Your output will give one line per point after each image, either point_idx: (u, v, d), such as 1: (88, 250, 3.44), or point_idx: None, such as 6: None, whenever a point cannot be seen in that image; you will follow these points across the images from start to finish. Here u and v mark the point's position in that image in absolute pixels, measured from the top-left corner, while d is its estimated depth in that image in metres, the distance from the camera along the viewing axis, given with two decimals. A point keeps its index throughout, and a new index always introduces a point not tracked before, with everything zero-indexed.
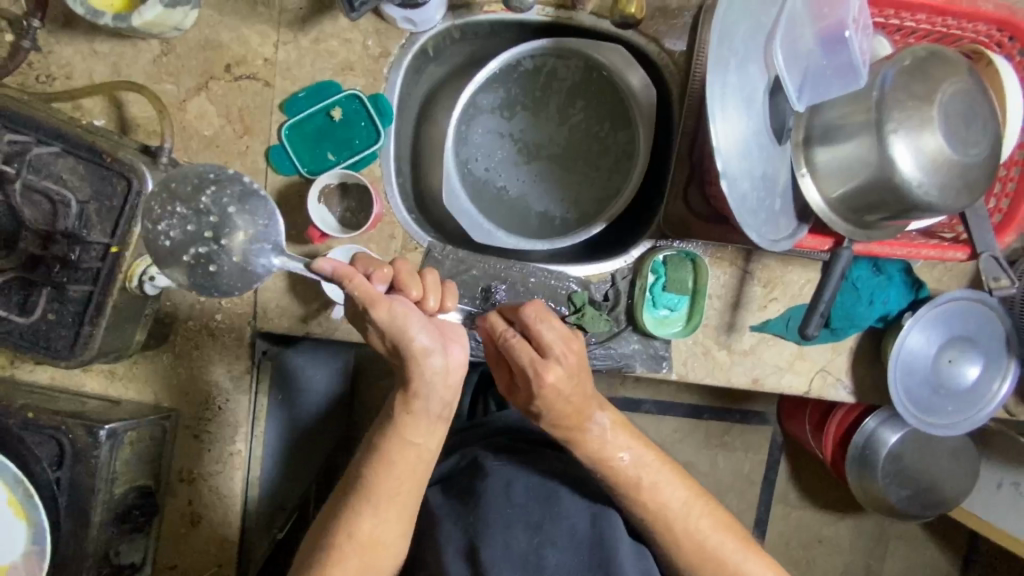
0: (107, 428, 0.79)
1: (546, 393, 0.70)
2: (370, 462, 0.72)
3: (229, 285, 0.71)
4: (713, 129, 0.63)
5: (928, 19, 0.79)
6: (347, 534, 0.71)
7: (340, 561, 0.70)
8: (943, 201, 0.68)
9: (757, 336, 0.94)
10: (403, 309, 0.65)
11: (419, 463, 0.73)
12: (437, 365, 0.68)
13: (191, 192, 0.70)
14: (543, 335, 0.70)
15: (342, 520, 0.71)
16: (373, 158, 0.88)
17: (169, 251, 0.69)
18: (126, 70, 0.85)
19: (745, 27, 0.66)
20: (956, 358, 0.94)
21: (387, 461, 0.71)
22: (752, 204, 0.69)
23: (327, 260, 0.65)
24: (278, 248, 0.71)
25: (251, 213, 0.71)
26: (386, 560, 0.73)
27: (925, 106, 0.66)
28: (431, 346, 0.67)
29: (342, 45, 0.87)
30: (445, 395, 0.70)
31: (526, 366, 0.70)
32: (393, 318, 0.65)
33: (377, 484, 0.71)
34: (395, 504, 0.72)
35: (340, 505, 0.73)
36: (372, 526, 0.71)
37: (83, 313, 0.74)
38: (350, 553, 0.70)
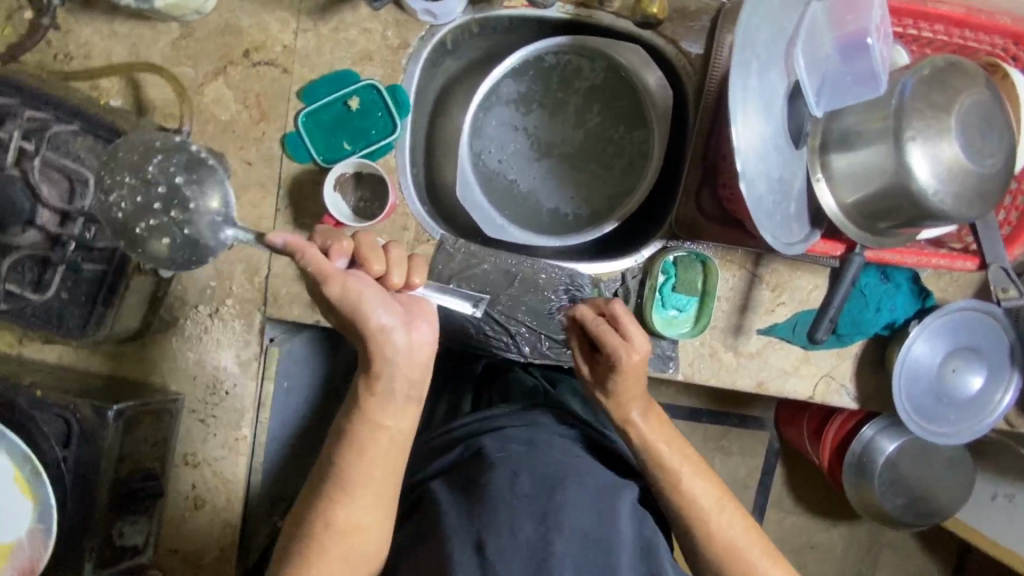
0: (116, 408, 0.79)
1: (627, 372, 0.78)
2: (375, 451, 0.72)
3: (184, 258, 0.69)
4: (732, 129, 0.63)
5: (947, 30, 0.80)
6: (324, 523, 0.73)
7: (322, 552, 0.72)
8: (957, 210, 0.68)
9: (763, 340, 0.95)
10: (358, 287, 0.65)
11: (392, 448, 0.74)
12: (397, 342, 0.68)
13: (138, 162, 0.68)
14: (629, 324, 0.77)
15: (346, 507, 0.71)
16: (389, 149, 0.88)
17: (123, 222, 0.68)
18: (145, 52, 0.85)
19: (768, 30, 0.66)
20: (959, 367, 0.95)
21: (358, 448, 0.72)
22: (768, 207, 0.69)
23: (279, 233, 0.62)
24: (229, 220, 0.68)
25: (200, 183, 0.69)
26: (368, 548, 0.74)
27: (943, 114, 0.66)
28: (392, 324, 0.68)
29: (362, 34, 0.87)
30: (411, 374, 0.71)
31: (616, 349, 0.77)
32: (347, 294, 0.65)
33: (353, 473, 0.72)
34: (371, 493, 0.73)
35: (320, 491, 0.74)
36: (350, 515, 0.72)
37: (96, 293, 0.75)
38: (331, 541, 0.72)
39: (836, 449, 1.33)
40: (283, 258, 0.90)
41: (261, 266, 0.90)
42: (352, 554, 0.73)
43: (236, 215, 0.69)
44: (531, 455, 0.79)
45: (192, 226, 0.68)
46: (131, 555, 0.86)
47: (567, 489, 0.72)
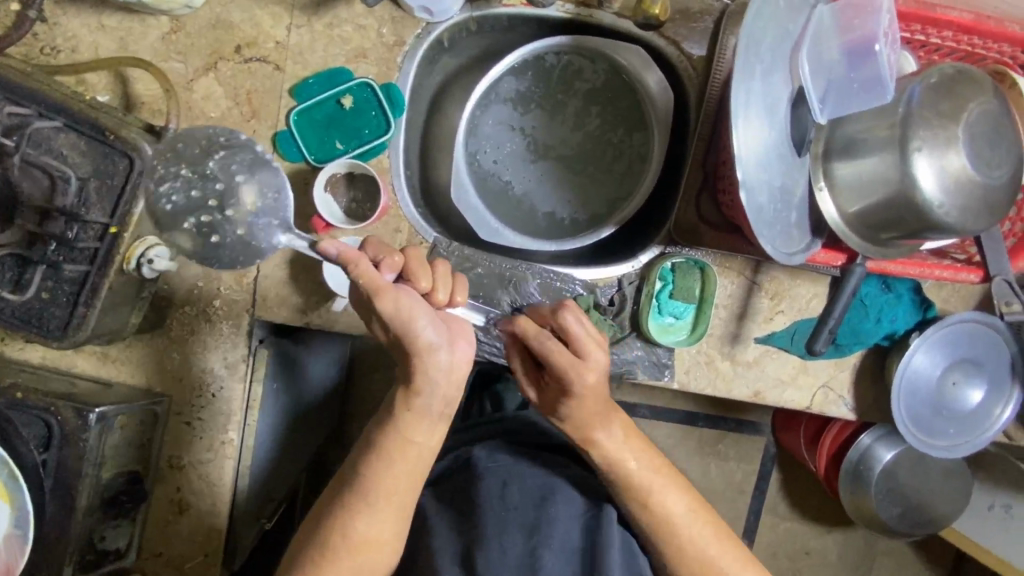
0: (97, 412, 0.78)
1: (585, 394, 0.70)
2: (367, 458, 0.70)
3: (232, 257, 0.76)
4: (734, 136, 0.62)
5: (954, 37, 0.78)
6: (339, 535, 0.69)
7: (335, 561, 0.69)
8: (962, 222, 0.66)
9: (761, 348, 0.93)
10: (409, 301, 0.64)
11: (417, 461, 0.71)
12: (443, 363, 0.67)
13: (199, 157, 0.74)
14: (580, 336, 0.68)
15: (334, 515, 0.69)
16: (382, 149, 0.86)
17: (170, 216, 0.74)
18: (133, 46, 0.83)
19: (772, 34, 0.64)
20: (959, 380, 0.93)
21: (376, 457, 0.70)
22: (769, 216, 0.67)
23: (332, 243, 0.63)
24: (284, 224, 0.75)
25: (255, 183, 0.76)
26: (381, 559, 0.71)
27: (950, 124, 0.65)
28: (437, 342, 0.65)
29: (356, 31, 0.85)
30: (450, 394, 0.69)
31: (565, 369, 0.68)
32: (398, 309, 0.63)
33: (369, 482, 0.69)
34: (388, 506, 0.70)
35: (334, 499, 0.71)
36: (368, 528, 0.70)
37: (78, 294, 0.72)
38: (343, 554, 0.69)
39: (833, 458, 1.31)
40: (272, 259, 0.88)
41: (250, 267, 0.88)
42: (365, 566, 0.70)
43: (291, 219, 0.75)
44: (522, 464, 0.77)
45: (237, 217, 0.74)
46: (113, 559, 0.86)
47: (557, 502, 0.72)
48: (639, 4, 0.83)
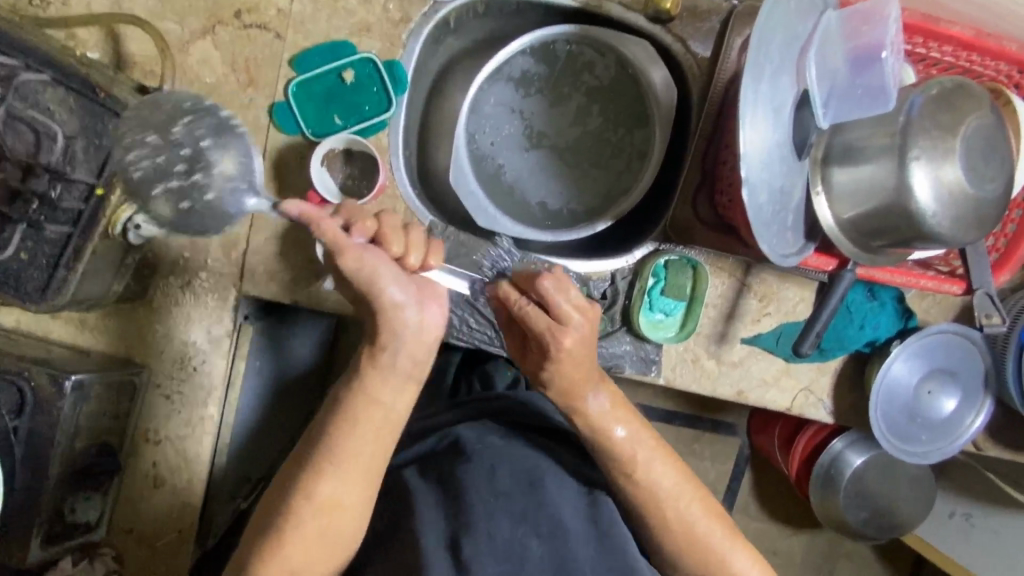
0: (73, 379, 0.76)
1: (562, 358, 0.70)
2: (353, 438, 0.69)
3: (202, 224, 0.69)
4: (740, 133, 0.62)
5: (955, 52, 0.79)
6: (306, 497, 0.68)
7: (297, 524, 0.68)
8: (954, 236, 0.68)
9: (747, 349, 0.95)
10: (371, 260, 0.64)
11: (385, 425, 0.70)
12: (410, 322, 0.67)
13: (165, 122, 0.66)
14: (560, 304, 0.67)
15: (313, 488, 0.68)
16: (382, 127, 0.85)
17: (139, 183, 0.66)
18: (128, 3, 0.80)
19: (782, 36, 0.65)
20: (934, 390, 0.96)
21: (350, 424, 0.69)
22: (767, 217, 0.68)
23: (293, 203, 0.61)
24: (253, 189, 0.68)
25: (228, 149, 0.68)
26: (347, 528, 0.70)
27: (949, 137, 0.66)
28: (403, 301, 0.66)
29: (362, 4, 0.83)
30: (414, 357, 0.69)
31: (543, 332, 0.69)
32: (360, 268, 0.64)
33: (342, 447, 0.69)
34: (361, 472, 0.70)
35: (300, 469, 0.69)
36: (337, 489, 0.69)
37: (59, 256, 0.70)
38: (308, 515, 0.68)
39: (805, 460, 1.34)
40: (262, 233, 0.86)
41: (239, 238, 0.86)
42: (331, 532, 0.69)
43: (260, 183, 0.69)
44: (511, 451, 0.76)
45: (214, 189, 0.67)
46: (83, 532, 0.84)
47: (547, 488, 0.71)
48: None
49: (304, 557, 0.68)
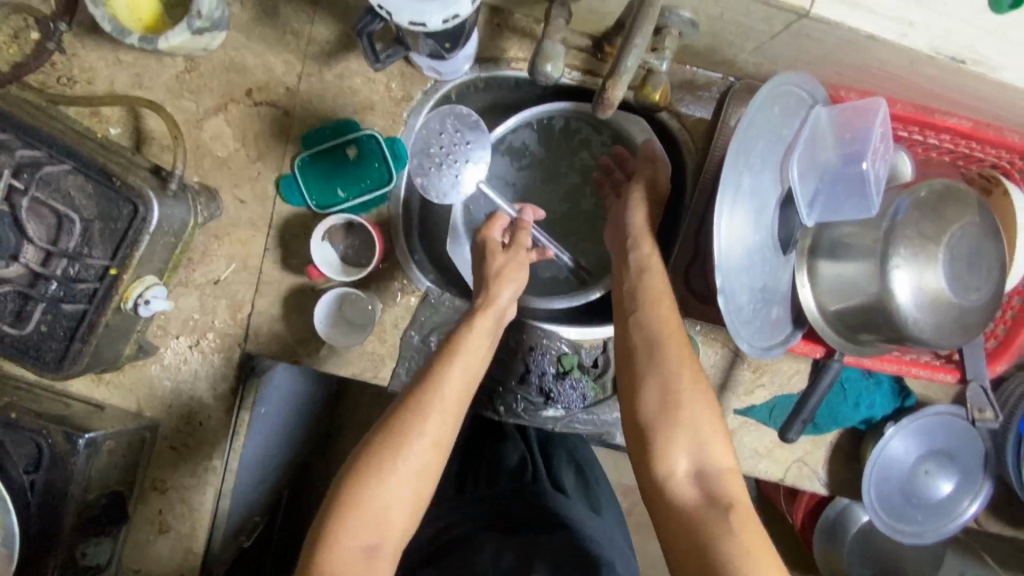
0: (87, 437, 0.80)
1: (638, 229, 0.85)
2: (435, 408, 0.68)
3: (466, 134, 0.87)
4: (717, 240, 0.63)
5: (952, 141, 0.79)
6: (378, 471, 0.64)
7: (375, 491, 0.63)
8: (938, 342, 0.67)
9: (740, 419, 0.95)
10: (514, 267, 0.83)
11: (461, 404, 0.70)
12: (504, 302, 0.80)
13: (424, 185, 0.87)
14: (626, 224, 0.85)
15: (384, 465, 0.64)
16: (383, 200, 0.90)
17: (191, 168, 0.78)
18: (148, 83, 0.85)
19: (763, 142, 0.65)
20: (931, 470, 0.94)
21: (429, 408, 0.68)
22: (748, 316, 0.69)
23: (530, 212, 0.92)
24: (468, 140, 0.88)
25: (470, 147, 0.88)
26: (410, 506, 0.65)
27: (932, 244, 0.65)
28: (508, 302, 0.80)
29: (366, 84, 0.87)
30: (481, 348, 0.75)
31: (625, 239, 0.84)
32: (502, 269, 0.83)
33: (416, 425, 0.66)
34: (434, 454, 0.67)
35: (370, 443, 0.66)
36: (408, 466, 0.65)
37: (75, 330, 0.73)
38: (390, 480, 0.64)
39: (810, 513, 1.32)
40: (268, 297, 0.90)
41: (246, 301, 0.90)
42: (390, 512, 0.64)
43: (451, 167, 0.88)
44: None
45: (444, 143, 0.87)
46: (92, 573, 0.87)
47: None
48: (640, 88, 0.76)
49: (358, 542, 0.62)
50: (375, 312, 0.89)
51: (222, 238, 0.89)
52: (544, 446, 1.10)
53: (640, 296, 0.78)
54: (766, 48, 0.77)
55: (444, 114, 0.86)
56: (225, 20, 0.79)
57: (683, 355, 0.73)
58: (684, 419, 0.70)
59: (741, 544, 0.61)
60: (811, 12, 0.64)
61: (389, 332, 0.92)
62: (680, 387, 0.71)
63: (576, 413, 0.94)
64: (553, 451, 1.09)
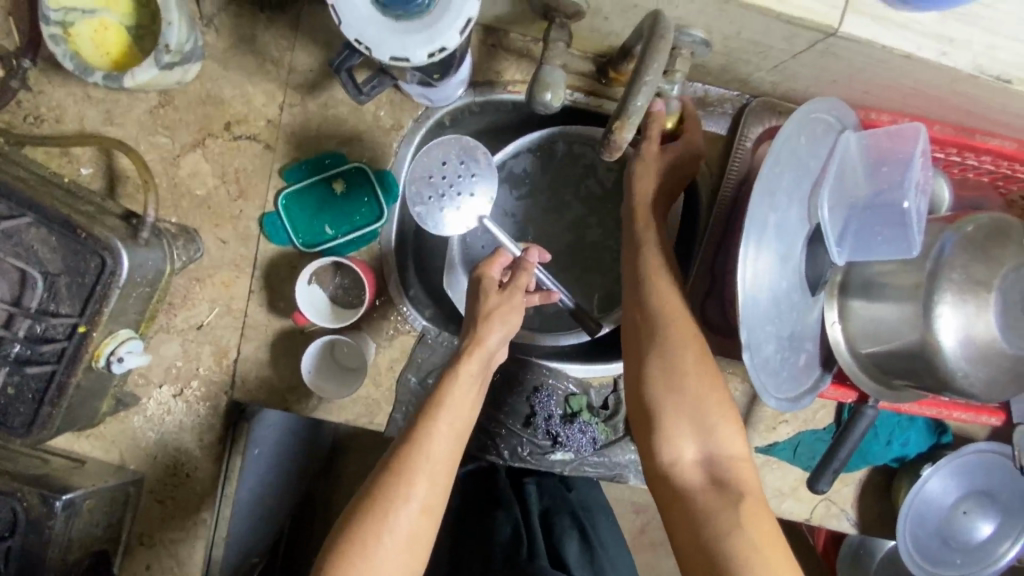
0: (65, 498, 0.73)
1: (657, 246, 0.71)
2: (417, 469, 0.61)
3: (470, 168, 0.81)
4: (742, 286, 0.57)
5: (994, 162, 0.72)
6: (361, 548, 0.58)
7: (352, 569, 0.57)
8: (988, 394, 0.61)
9: (763, 459, 0.88)
10: (511, 311, 0.72)
11: (447, 463, 0.63)
12: (494, 345, 0.70)
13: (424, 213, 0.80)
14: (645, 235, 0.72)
15: (360, 538, 0.58)
16: (373, 236, 0.83)
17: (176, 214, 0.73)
18: (120, 119, 0.79)
19: (791, 175, 0.59)
20: (971, 510, 0.88)
21: (415, 472, 0.61)
22: (774, 366, 0.63)
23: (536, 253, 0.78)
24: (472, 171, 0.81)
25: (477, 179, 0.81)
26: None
27: (984, 289, 0.59)
28: (498, 346, 0.71)
29: (352, 113, 0.81)
30: (470, 396, 0.68)
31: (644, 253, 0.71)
32: (497, 308, 0.72)
33: (401, 491, 0.60)
34: (424, 522, 0.60)
35: (354, 514, 0.60)
36: (395, 539, 0.59)
37: (43, 392, 0.68)
38: (370, 557, 0.58)
39: (834, 536, 1.27)
40: (252, 341, 0.84)
41: (231, 346, 0.84)
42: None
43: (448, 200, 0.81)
44: None
45: (449, 167, 0.80)
46: None
47: None
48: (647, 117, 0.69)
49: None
50: (367, 354, 0.83)
51: (204, 281, 0.83)
52: (545, 510, 0.99)
53: (641, 273, 0.70)
54: (787, 67, 0.70)
55: (449, 144, 0.79)
56: (197, 50, 0.75)
57: (691, 337, 0.67)
58: (689, 395, 0.65)
59: (751, 539, 0.57)
60: (839, 32, 0.59)
61: (384, 375, 0.85)
62: (685, 364, 0.66)
63: (587, 457, 0.88)
64: (555, 515, 0.98)
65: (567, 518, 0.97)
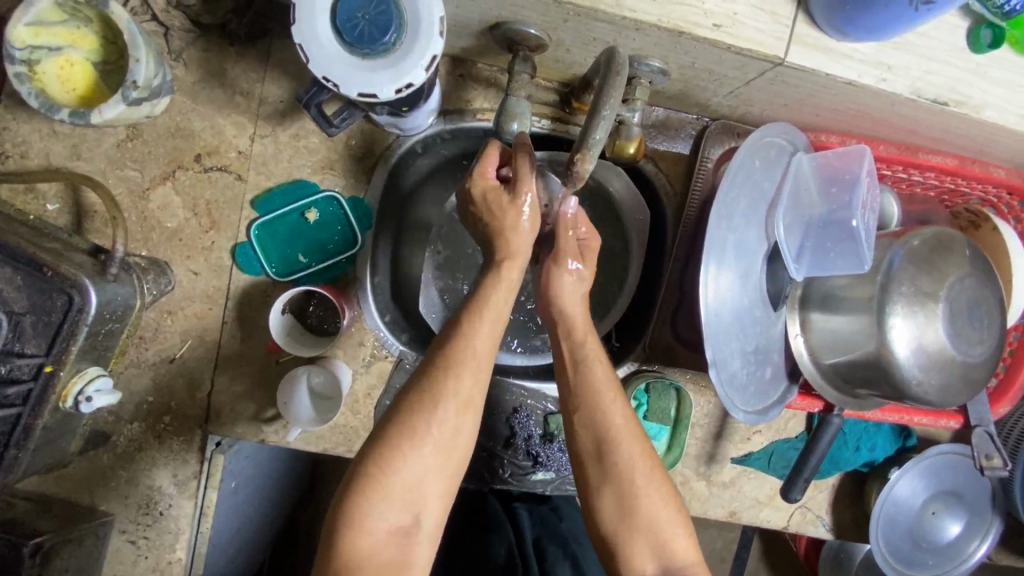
0: (33, 542, 0.71)
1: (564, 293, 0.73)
2: (454, 371, 0.63)
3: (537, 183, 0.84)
4: (701, 300, 0.61)
5: (938, 178, 0.77)
6: (411, 437, 0.60)
7: (396, 464, 0.59)
8: (942, 399, 0.64)
9: (738, 469, 0.89)
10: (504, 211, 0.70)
11: (484, 364, 0.65)
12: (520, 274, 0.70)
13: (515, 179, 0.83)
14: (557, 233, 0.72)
15: (404, 439, 0.60)
16: (347, 264, 0.84)
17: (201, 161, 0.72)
18: (87, 154, 0.79)
19: (746, 199, 0.65)
20: (939, 510, 0.90)
21: (462, 367, 0.63)
22: (741, 381, 0.67)
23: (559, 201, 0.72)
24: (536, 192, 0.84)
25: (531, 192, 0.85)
26: (434, 492, 0.61)
27: (929, 299, 0.62)
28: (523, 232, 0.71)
29: (323, 142, 0.82)
30: (509, 299, 0.69)
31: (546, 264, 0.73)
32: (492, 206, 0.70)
33: (449, 384, 0.62)
34: (465, 418, 0.62)
35: (402, 409, 0.61)
36: (441, 431, 0.61)
37: (8, 435, 0.66)
38: (415, 454, 0.60)
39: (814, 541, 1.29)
40: (226, 373, 0.83)
41: (205, 379, 0.83)
42: (421, 487, 0.60)
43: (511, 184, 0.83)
44: None
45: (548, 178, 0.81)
46: None
47: None
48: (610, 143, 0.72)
49: (387, 525, 0.59)
50: (343, 382, 0.82)
51: (175, 313, 0.82)
52: (536, 537, 0.97)
53: (585, 401, 0.68)
54: (742, 93, 0.74)
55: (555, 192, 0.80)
56: (167, 83, 0.75)
57: (640, 456, 0.67)
58: (641, 517, 0.66)
59: None
60: (786, 61, 0.62)
61: (361, 402, 0.85)
62: (636, 486, 0.66)
63: (567, 476, 0.88)
64: (546, 542, 0.96)
65: (558, 548, 0.95)
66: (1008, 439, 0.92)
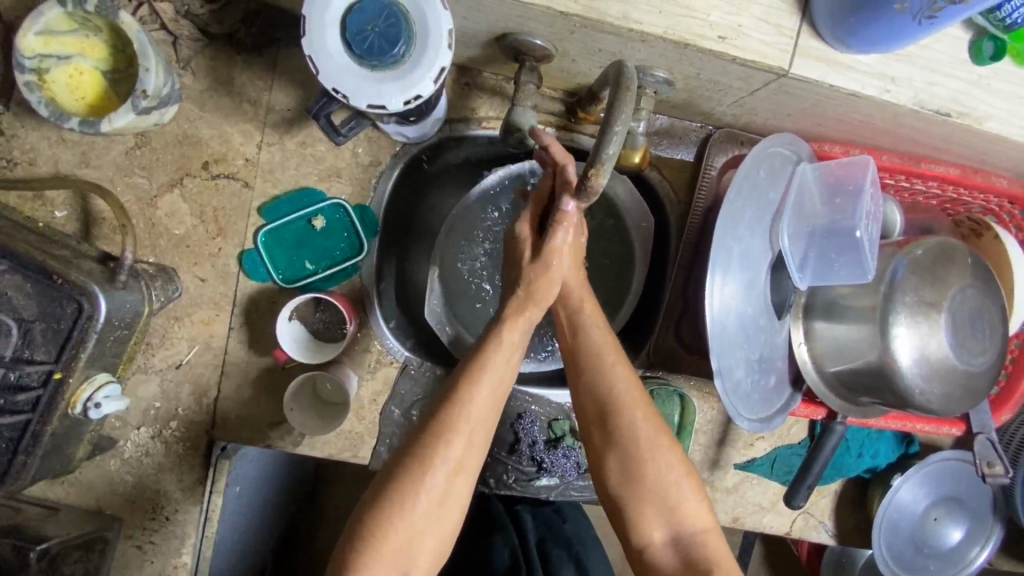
0: (41, 548, 0.71)
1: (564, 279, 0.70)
2: (449, 436, 0.62)
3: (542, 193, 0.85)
4: (706, 308, 0.62)
5: (940, 186, 0.77)
6: (401, 504, 0.60)
7: (388, 530, 0.60)
8: (945, 408, 0.65)
9: (741, 474, 0.90)
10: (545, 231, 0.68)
11: (480, 428, 0.64)
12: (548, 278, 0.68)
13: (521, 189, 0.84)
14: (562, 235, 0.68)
15: (396, 504, 0.60)
16: (353, 270, 0.84)
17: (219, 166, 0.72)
18: (95, 161, 0.79)
19: (751, 210, 0.65)
20: (941, 516, 0.91)
21: (455, 433, 0.62)
22: (745, 389, 0.68)
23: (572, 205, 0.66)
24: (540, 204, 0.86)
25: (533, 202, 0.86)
26: (424, 556, 0.62)
27: (932, 309, 0.63)
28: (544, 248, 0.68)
29: (330, 150, 0.83)
30: (510, 360, 0.67)
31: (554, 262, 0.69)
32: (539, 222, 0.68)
33: (439, 450, 0.62)
34: (457, 484, 0.63)
35: (395, 473, 0.62)
36: (430, 497, 0.61)
37: (17, 441, 0.67)
38: (407, 519, 0.60)
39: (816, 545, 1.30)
40: (233, 378, 0.84)
41: (211, 385, 0.83)
42: (413, 547, 0.61)
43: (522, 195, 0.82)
44: None
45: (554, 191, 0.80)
46: None
47: None
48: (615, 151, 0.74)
49: None
50: (348, 390, 0.82)
51: (182, 319, 0.82)
52: (540, 540, 0.97)
53: (586, 360, 0.69)
54: (746, 103, 0.74)
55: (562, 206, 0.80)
56: (176, 92, 0.76)
57: (644, 420, 0.67)
58: (649, 479, 0.66)
59: None
60: (789, 73, 0.63)
61: (367, 408, 0.85)
62: (640, 451, 0.66)
63: (571, 481, 0.89)
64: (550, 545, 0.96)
65: (563, 550, 0.95)
66: (1011, 444, 0.93)
